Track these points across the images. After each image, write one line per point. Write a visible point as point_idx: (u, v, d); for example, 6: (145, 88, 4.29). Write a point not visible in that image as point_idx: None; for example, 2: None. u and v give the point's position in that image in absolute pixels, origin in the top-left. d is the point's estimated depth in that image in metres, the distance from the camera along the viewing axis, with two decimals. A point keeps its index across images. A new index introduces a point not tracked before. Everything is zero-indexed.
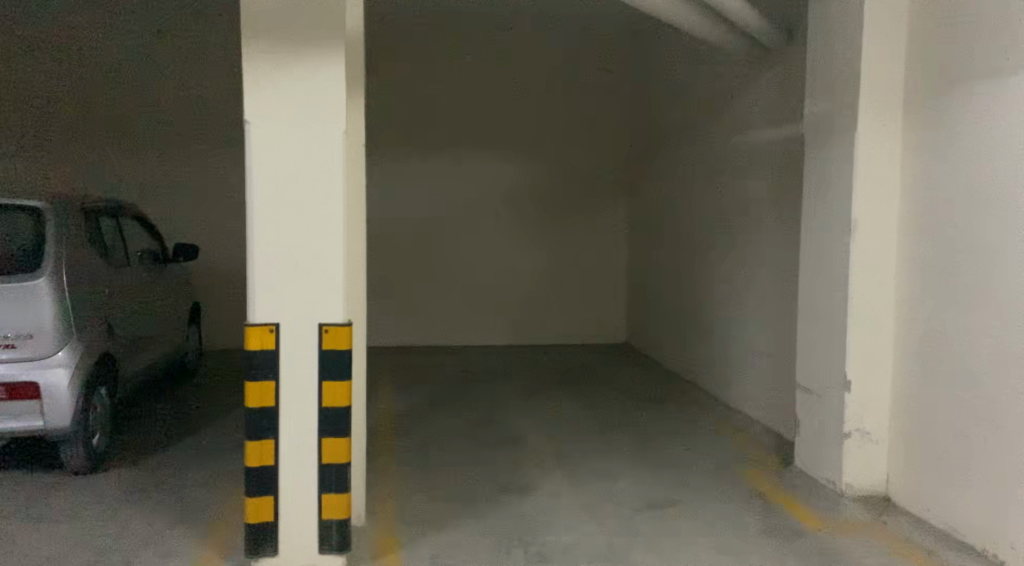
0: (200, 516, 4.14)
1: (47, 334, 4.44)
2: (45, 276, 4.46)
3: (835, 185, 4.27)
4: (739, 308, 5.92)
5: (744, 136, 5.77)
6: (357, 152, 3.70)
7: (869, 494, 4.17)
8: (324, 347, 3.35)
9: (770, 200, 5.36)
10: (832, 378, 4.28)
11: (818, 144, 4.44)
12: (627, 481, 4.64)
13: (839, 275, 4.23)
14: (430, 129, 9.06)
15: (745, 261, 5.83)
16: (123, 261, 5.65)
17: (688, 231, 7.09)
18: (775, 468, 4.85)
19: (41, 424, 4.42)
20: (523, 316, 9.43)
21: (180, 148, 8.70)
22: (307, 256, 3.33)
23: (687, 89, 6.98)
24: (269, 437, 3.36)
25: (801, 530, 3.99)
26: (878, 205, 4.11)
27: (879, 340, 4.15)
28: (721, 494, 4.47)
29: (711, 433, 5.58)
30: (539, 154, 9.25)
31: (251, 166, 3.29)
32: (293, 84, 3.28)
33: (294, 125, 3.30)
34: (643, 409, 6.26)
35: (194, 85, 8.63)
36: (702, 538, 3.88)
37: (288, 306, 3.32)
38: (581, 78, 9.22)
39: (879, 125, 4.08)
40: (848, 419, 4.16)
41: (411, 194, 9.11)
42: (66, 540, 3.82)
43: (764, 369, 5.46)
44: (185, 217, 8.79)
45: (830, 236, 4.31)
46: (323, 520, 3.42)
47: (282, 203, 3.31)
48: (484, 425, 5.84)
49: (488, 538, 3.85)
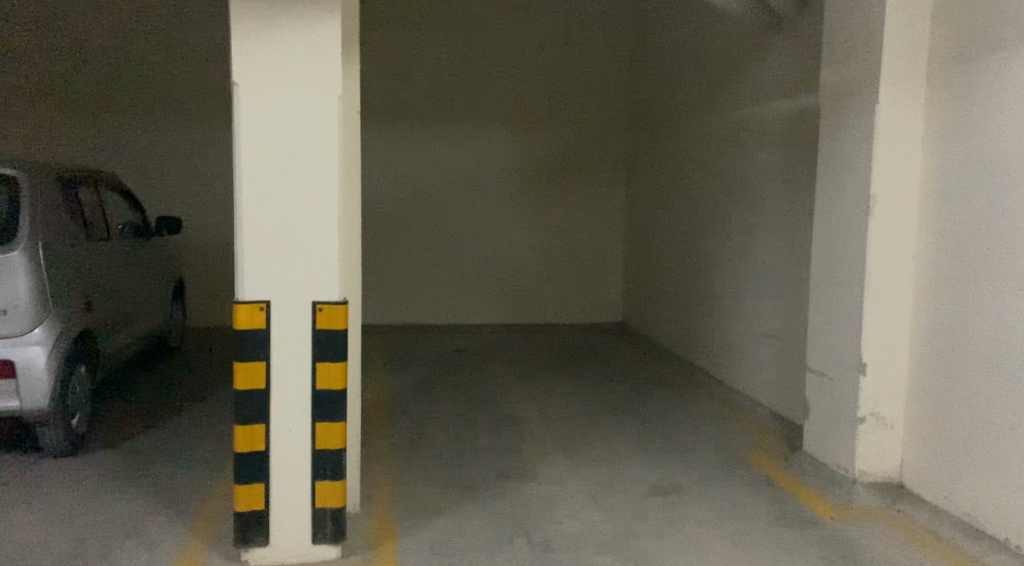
0: (185, 503, 3.94)
1: (23, 309, 4.20)
2: (20, 249, 4.21)
3: (852, 160, 4.08)
4: (745, 288, 5.76)
5: (752, 109, 5.60)
6: (352, 119, 3.46)
7: (883, 482, 4.03)
8: (317, 326, 3.14)
9: (780, 176, 5.19)
10: (845, 360, 4.13)
11: (833, 118, 4.25)
12: (631, 466, 4.49)
13: (855, 254, 4.05)
14: (424, 100, 8.80)
15: (750, 240, 5.67)
16: (103, 234, 5.39)
17: (690, 207, 6.91)
18: (781, 453, 4.72)
19: (17, 405, 4.19)
20: (515, 296, 9.24)
21: (165, 117, 8.38)
22: (299, 230, 3.11)
23: (692, 60, 6.79)
24: (260, 422, 3.15)
25: (813, 519, 3.84)
26: (899, 182, 3.93)
27: (896, 324, 4.00)
28: (728, 480, 4.33)
29: (714, 417, 5.44)
30: (535, 129, 9.01)
31: (238, 133, 3.05)
32: (285, 45, 3.04)
33: (285, 90, 3.06)
34: (641, 391, 6.12)
35: (178, 50, 8.31)
36: (713, 527, 3.73)
37: (280, 283, 3.11)
38: (579, 49, 8.99)
39: (902, 97, 3.88)
40: (862, 404, 4.01)
41: (404, 168, 8.85)
42: (41, 528, 3.61)
43: (770, 350, 5.33)
44: (169, 190, 8.49)
45: (846, 214, 4.13)
46: (317, 508, 3.25)
47: (271, 173, 3.08)
48: (480, 407, 5.68)
49: (488, 526, 3.69)
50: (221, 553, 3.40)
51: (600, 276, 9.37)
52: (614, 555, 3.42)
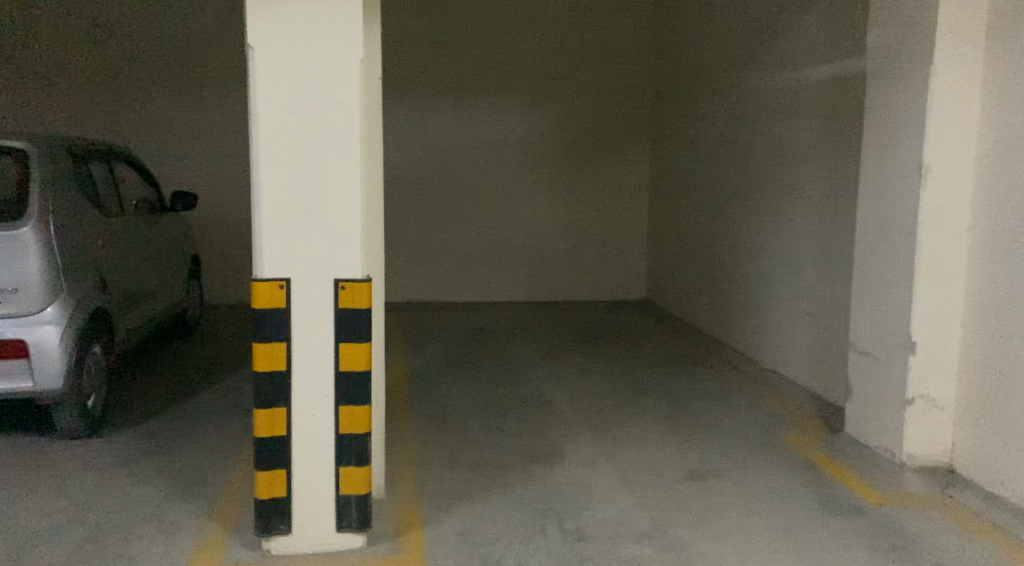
0: (205, 488, 3.82)
1: (35, 287, 4.06)
2: (31, 225, 4.07)
3: (902, 126, 3.83)
4: (782, 264, 5.56)
5: (790, 76, 5.37)
6: (373, 84, 3.27)
7: (932, 466, 3.84)
8: (340, 304, 2.98)
9: (820, 146, 4.98)
10: (893, 339, 3.92)
11: (878, 83, 4.01)
12: (665, 450, 4.32)
13: (905, 228, 3.82)
14: (444, 71, 8.57)
15: (788, 213, 5.46)
16: (116, 210, 5.24)
17: (722, 179, 6.68)
18: (820, 435, 4.53)
19: (31, 386, 4.08)
20: (537, 272, 9.05)
21: (180, 91, 8.20)
22: (321, 203, 2.93)
23: (726, 25, 6.51)
24: (281, 405, 2.99)
25: (859, 505, 3.64)
26: (954, 149, 3.68)
27: (948, 300, 3.77)
28: (767, 464, 4.15)
29: (748, 396, 5.27)
30: (558, 100, 8.76)
31: (255, 100, 2.86)
32: (301, 5, 2.83)
33: (303, 56, 2.87)
34: (671, 370, 5.96)
35: (193, 22, 8.11)
36: (754, 514, 3.55)
37: (302, 258, 2.94)
38: (603, 18, 8.71)
39: (959, 59, 3.62)
40: (911, 385, 3.80)
41: (422, 141, 8.65)
42: (54, 515, 3.48)
43: (809, 329, 5.15)
44: (185, 166, 8.34)
45: (893, 185, 3.89)
46: (342, 495, 3.10)
47: (289, 144, 2.89)
48: (506, 387, 5.53)
49: (520, 512, 3.54)
50: (242, 541, 3.27)
51: (625, 251, 9.16)
52: (652, 543, 3.26)
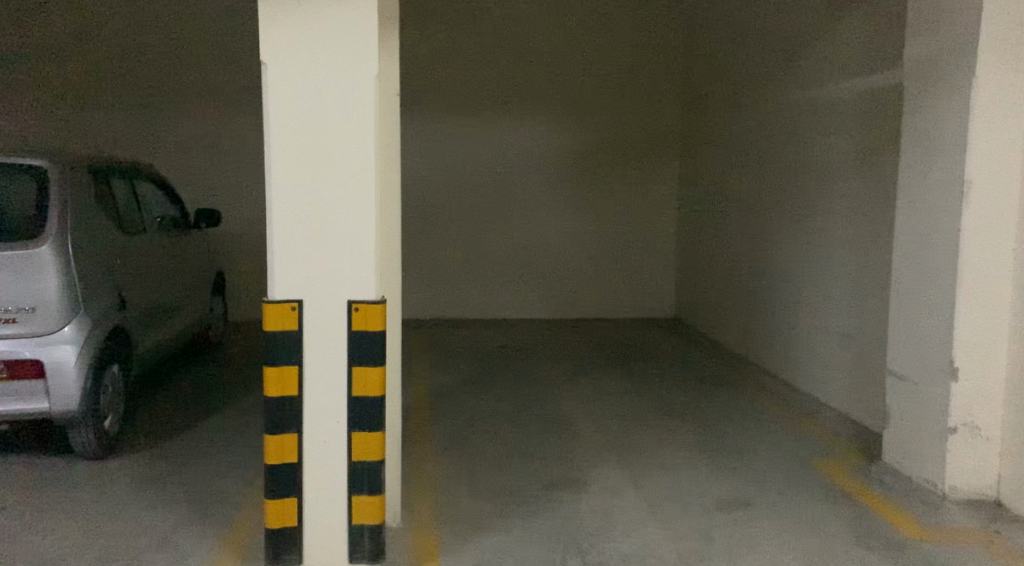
0: (217, 512, 3.74)
1: (53, 307, 4.03)
2: (47, 243, 4.05)
3: (942, 141, 3.65)
4: (816, 283, 5.38)
5: (824, 89, 5.22)
6: (391, 101, 3.19)
7: (977, 499, 3.62)
8: (353, 326, 2.88)
9: (856, 163, 4.82)
10: (934, 365, 3.72)
11: (915, 99, 3.84)
12: (693, 478, 4.16)
13: (945, 248, 3.63)
14: (469, 88, 8.52)
15: (821, 231, 5.30)
16: (138, 228, 5.22)
17: (753, 195, 6.53)
18: (856, 463, 4.33)
19: (47, 407, 4.04)
20: (562, 289, 8.92)
21: (207, 110, 8.26)
22: (335, 221, 2.85)
23: (757, 39, 6.38)
24: (292, 431, 2.90)
25: (898, 539, 3.45)
26: (999, 167, 3.50)
27: (994, 324, 3.57)
28: (800, 494, 3.97)
29: (782, 421, 5.08)
30: (584, 115, 8.66)
31: (269, 117, 2.79)
32: (317, 22, 2.76)
33: (318, 72, 2.79)
34: (699, 392, 5.80)
35: (220, 42, 8.18)
36: (787, 549, 3.37)
37: (314, 278, 2.85)
38: (630, 32, 8.61)
39: (1003, 72, 3.44)
40: (954, 413, 3.59)
41: (446, 158, 8.60)
42: (64, 539, 3.41)
43: (844, 352, 4.97)
44: (211, 184, 8.37)
45: (933, 203, 3.71)
46: (355, 525, 2.98)
47: (303, 161, 2.82)
48: (529, 409, 5.41)
49: (540, 543, 3.40)
50: None
51: (652, 269, 8.99)
52: None
